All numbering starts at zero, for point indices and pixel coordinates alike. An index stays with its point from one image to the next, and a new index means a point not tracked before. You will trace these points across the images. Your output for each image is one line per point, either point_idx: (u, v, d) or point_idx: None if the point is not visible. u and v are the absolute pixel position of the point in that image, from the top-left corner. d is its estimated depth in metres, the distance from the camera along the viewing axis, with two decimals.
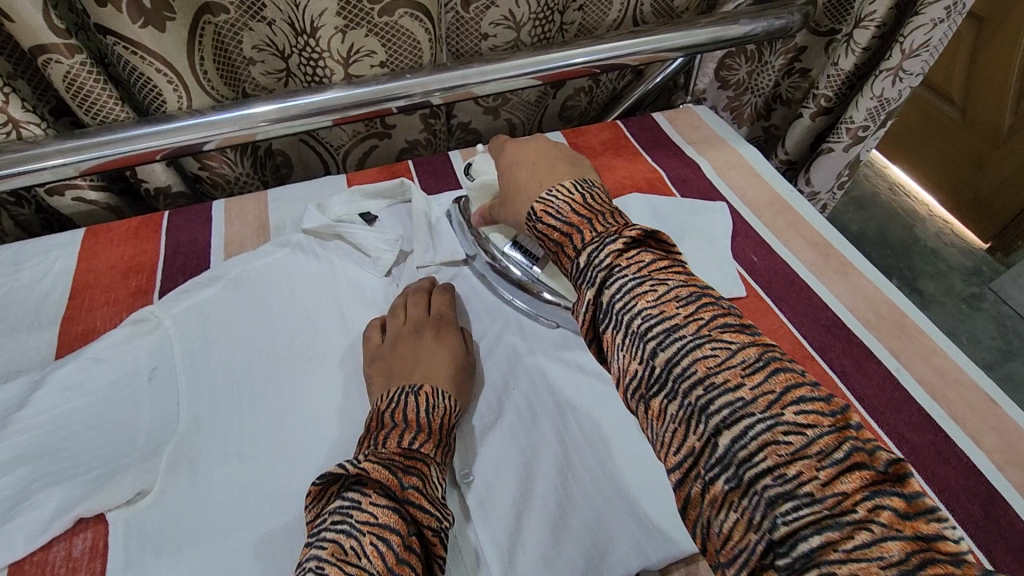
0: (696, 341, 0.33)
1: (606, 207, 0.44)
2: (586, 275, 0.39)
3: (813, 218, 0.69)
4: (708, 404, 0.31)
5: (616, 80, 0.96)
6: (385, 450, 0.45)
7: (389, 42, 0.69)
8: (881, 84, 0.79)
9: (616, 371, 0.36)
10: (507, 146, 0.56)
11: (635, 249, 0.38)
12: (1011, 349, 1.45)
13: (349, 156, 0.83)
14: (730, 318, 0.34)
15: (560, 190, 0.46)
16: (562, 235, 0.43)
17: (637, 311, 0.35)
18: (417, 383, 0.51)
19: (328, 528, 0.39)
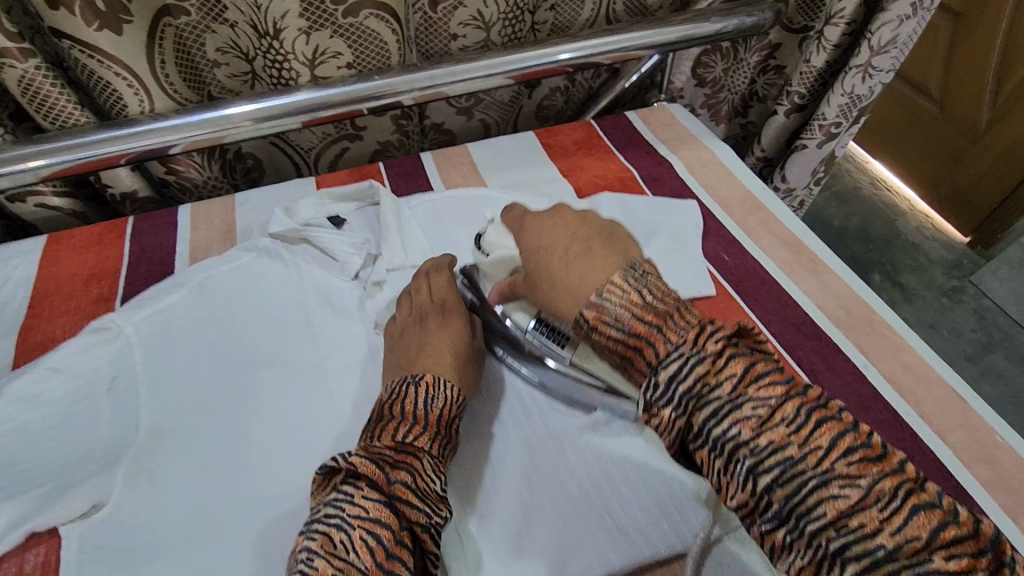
0: (819, 477, 0.32)
1: (671, 301, 0.40)
2: (667, 394, 0.37)
3: (785, 217, 0.69)
4: (762, 466, 0.33)
5: (591, 79, 0.95)
6: (379, 443, 0.45)
7: (356, 43, 0.68)
8: (851, 80, 0.79)
9: (719, 489, 0.36)
10: (533, 219, 0.52)
11: (722, 359, 0.37)
12: (990, 341, 1.46)
13: (321, 159, 0.82)
14: (849, 439, 0.33)
15: (613, 287, 0.42)
16: (628, 346, 0.40)
17: (744, 441, 0.34)
18: (419, 374, 0.50)
19: (319, 520, 0.40)
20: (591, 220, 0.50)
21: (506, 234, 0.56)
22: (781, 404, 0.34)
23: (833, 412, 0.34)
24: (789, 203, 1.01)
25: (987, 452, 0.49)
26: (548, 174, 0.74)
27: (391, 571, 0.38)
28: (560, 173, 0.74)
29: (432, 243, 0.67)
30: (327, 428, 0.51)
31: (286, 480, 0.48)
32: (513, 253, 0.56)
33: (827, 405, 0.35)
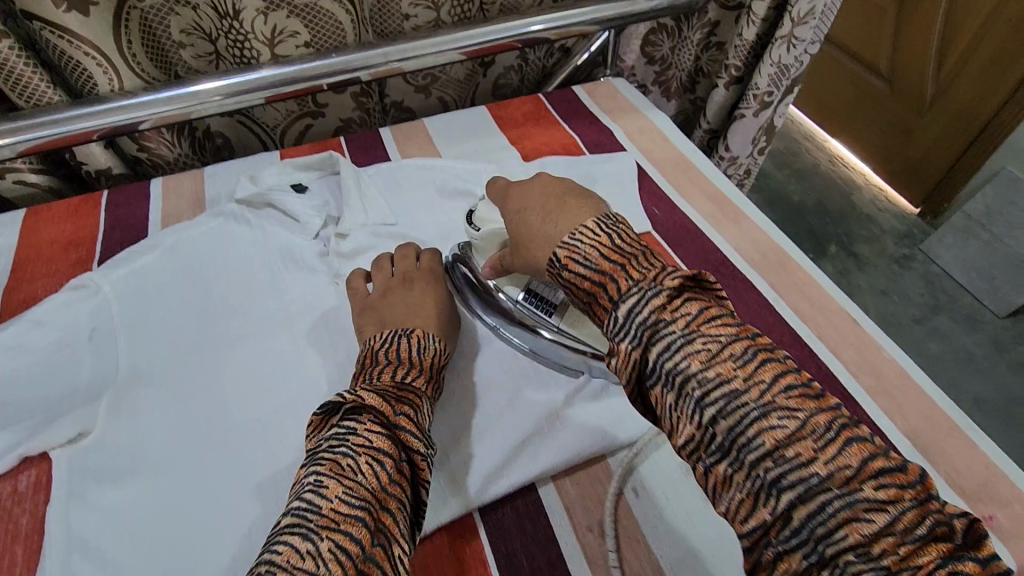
0: (760, 409, 0.34)
1: (636, 245, 0.43)
2: (628, 328, 0.39)
3: (713, 174, 0.76)
4: (708, 398, 0.35)
5: (545, 58, 1.01)
6: (380, 383, 0.48)
7: (312, 22, 0.74)
8: (777, 51, 0.86)
9: (669, 428, 0.37)
10: (515, 187, 0.53)
11: (678, 300, 0.39)
12: (938, 304, 1.54)
13: (286, 136, 0.87)
14: (791, 377, 0.35)
15: (585, 231, 0.44)
16: (592, 283, 0.42)
17: (693, 373, 0.36)
18: (409, 328, 0.55)
19: (326, 448, 0.42)
20: (569, 182, 0.52)
21: (495, 210, 0.57)
22: (731, 342, 0.36)
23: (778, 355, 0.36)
24: (733, 172, 1.07)
25: (873, 365, 0.56)
26: (497, 143, 0.80)
27: (394, 495, 0.40)
28: (509, 142, 0.80)
29: (391, 206, 0.71)
30: (290, 365, 0.56)
31: (252, 408, 0.53)
32: (500, 227, 0.56)
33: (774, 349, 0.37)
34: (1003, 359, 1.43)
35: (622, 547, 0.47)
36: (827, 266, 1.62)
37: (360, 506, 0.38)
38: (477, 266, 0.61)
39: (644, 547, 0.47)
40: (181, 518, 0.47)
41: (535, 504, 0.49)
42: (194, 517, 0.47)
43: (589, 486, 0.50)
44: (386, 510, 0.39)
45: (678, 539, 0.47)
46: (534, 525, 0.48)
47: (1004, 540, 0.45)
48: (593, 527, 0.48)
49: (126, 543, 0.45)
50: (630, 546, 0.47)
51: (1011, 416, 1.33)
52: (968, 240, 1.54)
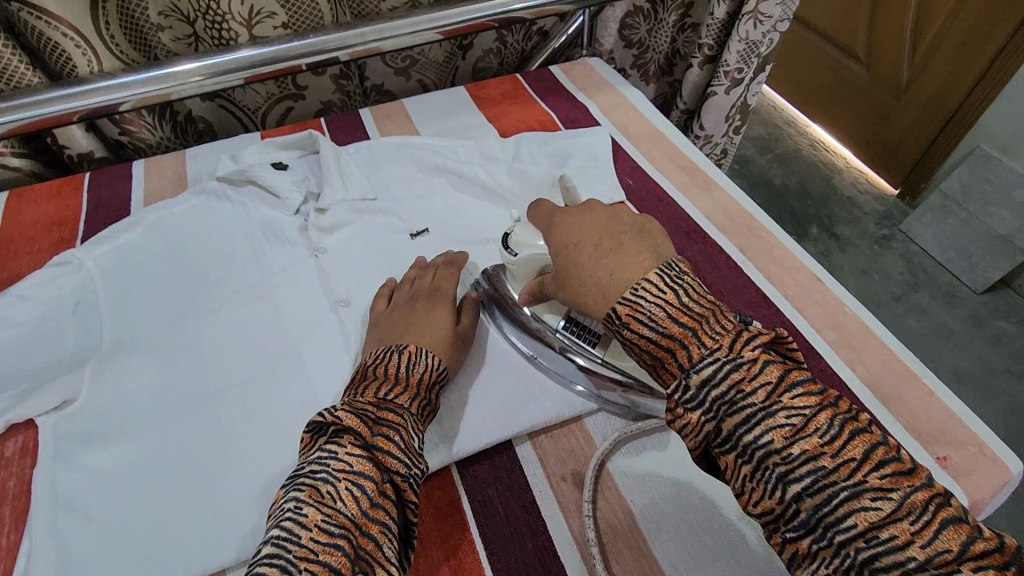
0: (851, 489, 0.33)
1: (707, 304, 0.40)
2: (700, 397, 0.37)
3: (685, 147, 0.77)
4: (795, 476, 0.34)
5: (523, 42, 1.02)
6: (362, 400, 0.44)
7: (288, 2, 0.76)
8: (744, 26, 0.88)
9: (742, 495, 0.37)
10: (559, 214, 0.51)
11: (756, 366, 0.37)
12: (917, 282, 1.57)
13: (267, 119, 0.88)
14: (881, 451, 0.34)
15: (648, 286, 0.41)
16: (659, 346, 0.40)
17: (776, 449, 0.35)
18: (404, 343, 0.51)
19: (306, 471, 0.39)
20: (621, 217, 0.49)
21: (536, 233, 0.53)
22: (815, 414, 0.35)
23: (864, 425, 0.35)
24: (709, 151, 1.10)
25: (837, 321, 0.58)
26: (476, 121, 0.81)
27: (376, 519, 0.38)
28: (487, 120, 0.81)
29: (371, 183, 0.71)
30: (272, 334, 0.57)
31: (233, 374, 0.54)
32: (543, 254, 0.52)
33: (858, 418, 0.36)
34: (980, 334, 1.46)
35: (594, 494, 0.48)
36: (808, 247, 1.65)
37: (340, 534, 0.36)
38: (513, 292, 0.58)
39: (616, 494, 0.48)
40: (166, 478, 0.48)
41: (510, 456, 0.50)
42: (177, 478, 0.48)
43: (565, 440, 0.52)
44: (368, 535, 0.37)
45: (648, 485, 0.48)
46: (510, 477, 0.49)
47: (957, 479, 0.47)
48: (566, 477, 0.49)
49: (113, 502, 0.46)
50: (602, 494, 0.48)
51: (987, 388, 1.36)
52: (945, 218, 1.56)
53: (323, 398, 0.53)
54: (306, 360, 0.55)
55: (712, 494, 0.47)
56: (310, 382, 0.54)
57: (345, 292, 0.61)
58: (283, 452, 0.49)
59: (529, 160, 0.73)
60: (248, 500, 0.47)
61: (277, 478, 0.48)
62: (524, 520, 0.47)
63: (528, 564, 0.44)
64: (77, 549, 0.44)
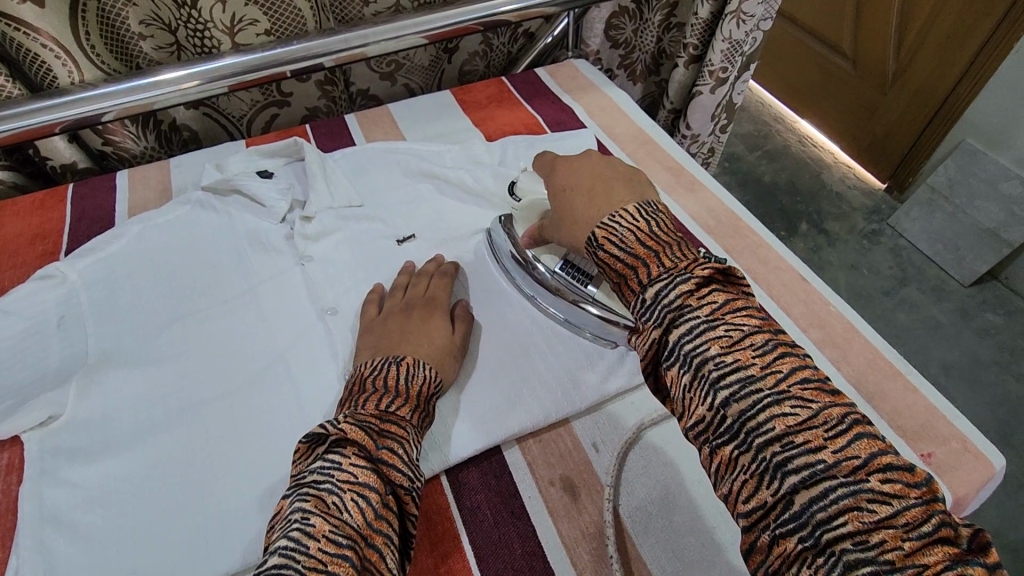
0: (774, 396, 0.35)
1: (674, 236, 0.43)
2: (654, 309, 0.40)
3: (670, 147, 0.78)
4: (724, 381, 0.36)
5: (509, 45, 1.03)
6: (363, 412, 0.45)
7: (271, 10, 0.75)
8: (728, 26, 0.88)
9: (680, 406, 0.38)
10: (560, 160, 0.53)
11: (706, 288, 0.40)
12: (906, 276, 1.58)
13: (253, 125, 0.88)
14: (808, 372, 0.36)
15: (624, 215, 0.45)
16: (625, 266, 0.43)
17: (712, 357, 0.37)
18: (400, 354, 0.51)
19: (310, 484, 0.39)
20: (617, 165, 0.50)
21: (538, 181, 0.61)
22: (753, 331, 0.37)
23: (798, 351, 0.37)
24: (697, 150, 1.10)
25: (822, 319, 0.59)
26: (462, 125, 0.81)
27: (380, 531, 0.38)
28: (473, 124, 0.81)
29: (357, 189, 0.71)
30: (259, 343, 0.57)
31: (220, 384, 0.54)
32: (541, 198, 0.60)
33: (795, 346, 0.38)
34: (968, 326, 1.47)
35: (582, 498, 0.48)
36: (797, 243, 1.66)
37: (347, 545, 0.36)
38: (516, 238, 0.61)
39: (604, 497, 0.48)
40: (154, 492, 0.48)
41: (499, 461, 0.51)
42: (166, 491, 0.48)
43: (553, 445, 0.52)
44: (374, 547, 0.37)
45: (635, 487, 0.49)
46: (498, 482, 0.49)
47: (941, 475, 0.48)
48: (554, 481, 0.49)
49: (100, 516, 0.46)
50: (590, 497, 0.48)
51: (975, 381, 1.37)
52: (933, 212, 1.57)
53: (311, 407, 0.53)
54: (294, 368, 0.55)
55: (698, 494, 0.48)
56: (298, 392, 0.54)
57: (332, 300, 0.61)
58: (271, 463, 0.49)
59: (515, 163, 0.73)
60: (236, 511, 0.47)
61: (265, 489, 0.48)
62: (513, 525, 0.47)
63: (517, 569, 0.44)
64: (65, 566, 0.44)
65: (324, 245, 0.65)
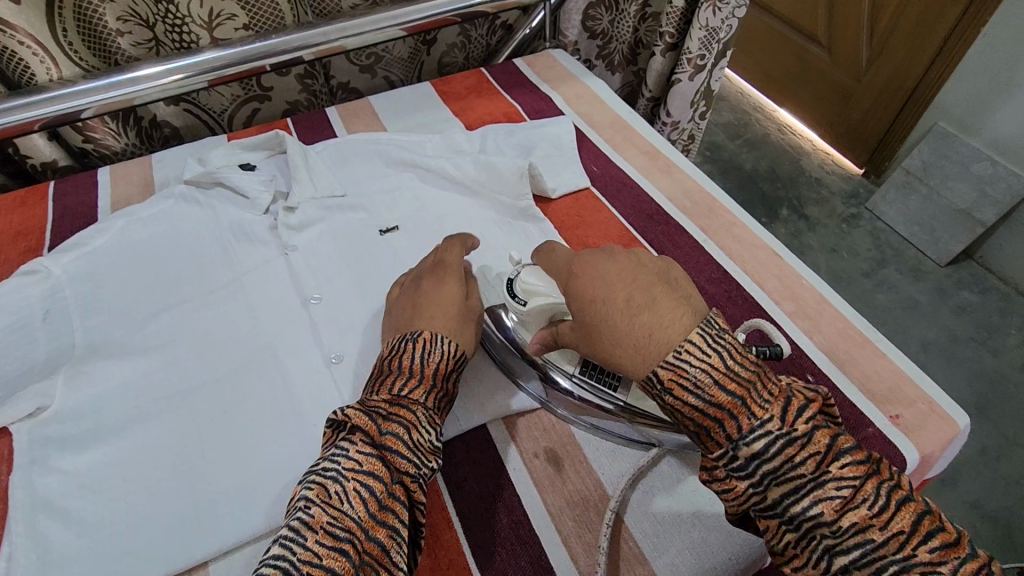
0: (901, 563, 0.34)
1: (752, 369, 0.41)
2: (750, 466, 0.39)
3: (647, 133, 0.80)
4: (840, 547, 0.36)
5: (488, 36, 1.04)
6: (376, 399, 0.45)
7: (248, 4, 0.76)
8: (704, 14, 0.90)
9: (786, 561, 0.38)
10: (586, 262, 0.49)
11: (804, 436, 0.38)
12: (885, 258, 1.61)
13: (234, 120, 0.88)
14: (928, 523, 0.36)
15: (690, 347, 0.41)
16: (706, 415, 0.40)
17: (825, 522, 0.36)
18: (417, 331, 0.50)
19: (317, 471, 0.41)
20: (650, 265, 0.48)
21: (543, 280, 0.53)
22: (863, 486, 0.36)
23: (908, 495, 0.37)
24: (677, 136, 1.12)
25: (796, 293, 0.61)
26: (442, 115, 0.82)
27: (383, 522, 0.39)
28: (453, 114, 0.82)
29: (340, 180, 0.72)
30: (246, 332, 0.58)
31: (208, 371, 0.55)
32: (552, 300, 0.51)
33: (899, 484, 0.38)
34: (946, 305, 1.51)
35: (566, 470, 0.50)
36: (779, 229, 1.69)
37: (345, 538, 0.37)
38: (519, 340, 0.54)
39: (587, 468, 0.50)
40: (146, 478, 0.48)
41: (484, 437, 0.52)
42: (158, 476, 0.48)
43: (536, 421, 0.53)
44: (375, 539, 0.38)
45: (616, 457, 0.50)
46: (483, 457, 0.51)
47: (909, 435, 0.50)
48: (539, 454, 0.51)
49: (92, 504, 0.47)
50: (574, 468, 0.50)
51: (953, 357, 1.41)
52: (909, 195, 1.60)
53: (299, 391, 0.54)
54: (281, 353, 0.56)
55: (678, 462, 0.50)
56: (285, 376, 0.55)
57: (314, 288, 0.61)
58: (261, 447, 0.50)
59: (495, 151, 0.74)
60: (229, 493, 0.48)
61: (256, 470, 0.49)
62: (498, 497, 0.48)
63: (504, 539, 0.46)
64: (59, 553, 0.44)
65: (309, 236, 0.66)
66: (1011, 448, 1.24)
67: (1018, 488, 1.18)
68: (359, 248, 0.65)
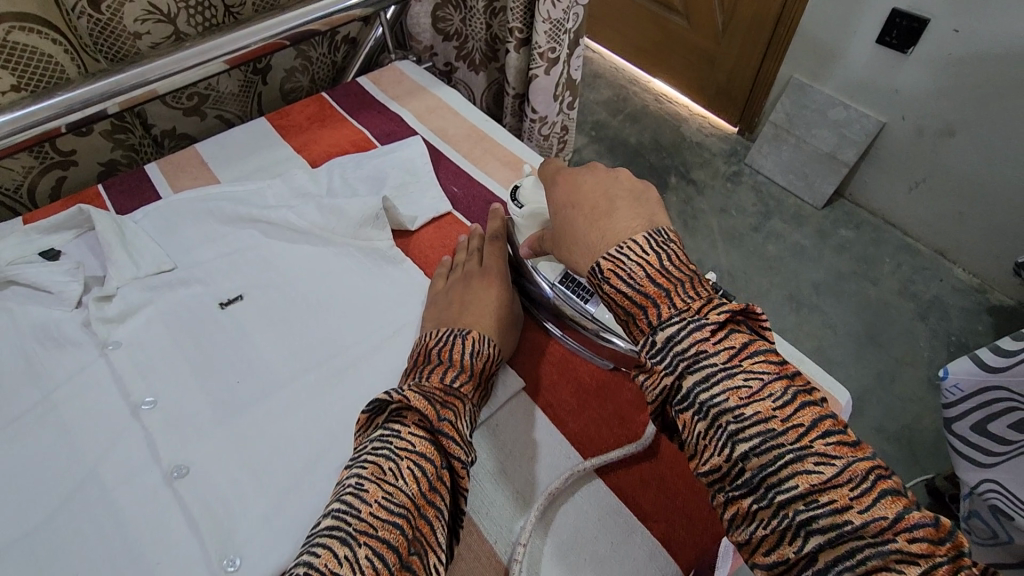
0: (796, 452, 0.33)
1: (686, 269, 0.41)
2: (665, 355, 0.38)
3: (506, 140, 0.76)
4: (743, 434, 0.35)
5: (332, 53, 0.96)
6: (428, 384, 0.45)
7: (14, 63, 0.64)
8: (544, 7, 0.87)
9: (694, 453, 0.37)
10: (569, 175, 0.51)
11: (722, 331, 0.38)
12: (769, 209, 1.68)
13: (36, 195, 0.74)
14: (830, 423, 0.35)
15: (634, 246, 0.42)
16: (633, 303, 0.40)
17: (730, 409, 0.35)
18: (465, 328, 0.52)
19: (369, 450, 0.40)
20: (625, 181, 0.48)
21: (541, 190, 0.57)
22: (773, 380, 0.36)
23: (817, 399, 0.36)
24: (549, 131, 1.09)
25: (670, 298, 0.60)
26: (282, 154, 0.74)
27: (432, 502, 0.38)
28: (294, 151, 0.74)
29: (168, 250, 0.62)
30: (64, 464, 0.48)
31: (14, 526, 0.45)
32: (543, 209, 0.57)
33: (813, 392, 0.36)
34: (828, 244, 1.59)
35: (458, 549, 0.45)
36: (671, 197, 1.71)
37: (400, 513, 0.36)
38: (519, 243, 0.61)
39: (478, 537, 0.45)
40: None
41: None
42: None
43: None
44: (425, 517, 0.37)
45: (514, 520, 0.46)
46: None
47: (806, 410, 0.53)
48: None
49: None
50: (465, 542, 0.45)
51: (841, 292, 1.49)
52: (780, 147, 1.69)
53: (140, 521, 0.46)
54: (107, 482, 0.47)
55: (573, 507, 0.47)
56: (116, 508, 0.46)
57: (145, 390, 0.53)
58: None
59: (344, 188, 0.67)
60: None
61: None
62: None
63: None
64: None
65: (137, 328, 0.57)
66: (902, 369, 1.34)
67: (913, 405, 1.28)
68: (199, 331, 0.57)
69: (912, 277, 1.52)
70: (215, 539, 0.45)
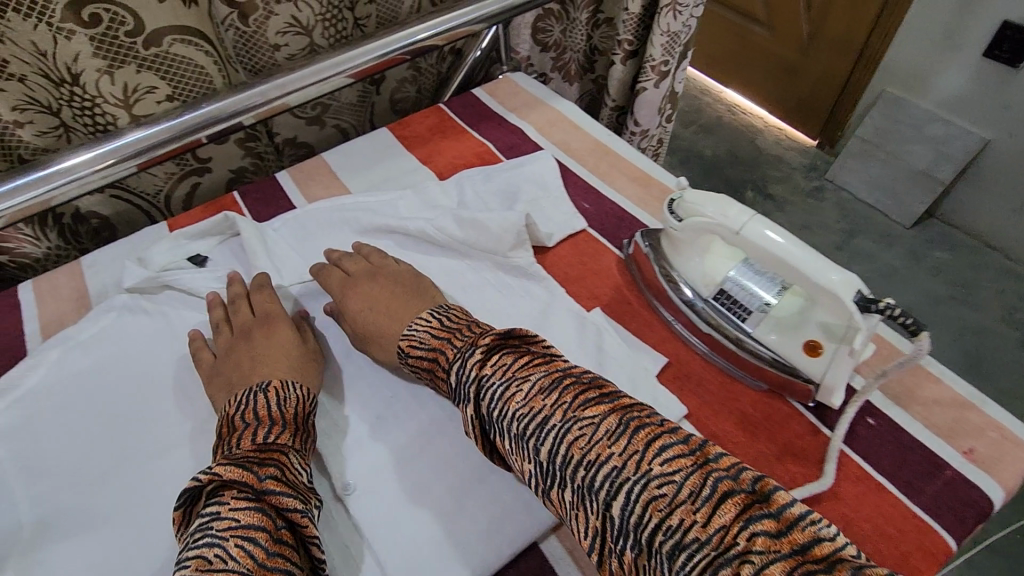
0: (564, 426, 0.39)
1: (463, 322, 0.51)
2: (462, 391, 0.45)
3: (631, 156, 0.75)
4: (527, 432, 0.40)
5: (438, 64, 0.96)
6: (238, 452, 0.43)
7: (169, 73, 0.66)
8: (665, 19, 0.85)
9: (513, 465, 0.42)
10: (352, 282, 0.58)
11: (494, 355, 0.44)
12: (855, 227, 1.60)
13: (172, 201, 0.77)
14: (590, 394, 0.40)
15: (420, 322, 0.52)
16: (429, 360, 0.50)
17: (508, 412, 0.41)
18: (265, 380, 0.50)
19: (189, 546, 0.37)
20: (402, 279, 0.59)
21: (704, 198, 0.51)
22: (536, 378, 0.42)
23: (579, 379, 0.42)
24: (647, 144, 1.06)
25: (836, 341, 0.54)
26: (408, 165, 0.74)
27: (277, 566, 0.37)
28: (420, 162, 0.75)
29: (309, 260, 0.64)
30: None
31: None
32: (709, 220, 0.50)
33: (576, 374, 0.43)
34: (920, 266, 1.51)
35: None
36: None
37: None
38: (661, 253, 0.58)
39: None
40: None
41: (538, 558, 0.46)
42: None
43: None
44: None
45: None
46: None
47: (988, 471, 0.47)
48: None
49: None
50: None
51: (937, 317, 1.41)
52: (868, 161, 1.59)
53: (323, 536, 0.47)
54: None
55: None
56: None
57: None
58: None
59: (477, 203, 0.67)
60: None
61: None
62: None
63: None
64: None
65: None
66: (1008, 402, 1.26)
67: None
68: (224, 355, 0.54)
69: (1014, 304, 1.43)
70: (393, 555, 0.46)
